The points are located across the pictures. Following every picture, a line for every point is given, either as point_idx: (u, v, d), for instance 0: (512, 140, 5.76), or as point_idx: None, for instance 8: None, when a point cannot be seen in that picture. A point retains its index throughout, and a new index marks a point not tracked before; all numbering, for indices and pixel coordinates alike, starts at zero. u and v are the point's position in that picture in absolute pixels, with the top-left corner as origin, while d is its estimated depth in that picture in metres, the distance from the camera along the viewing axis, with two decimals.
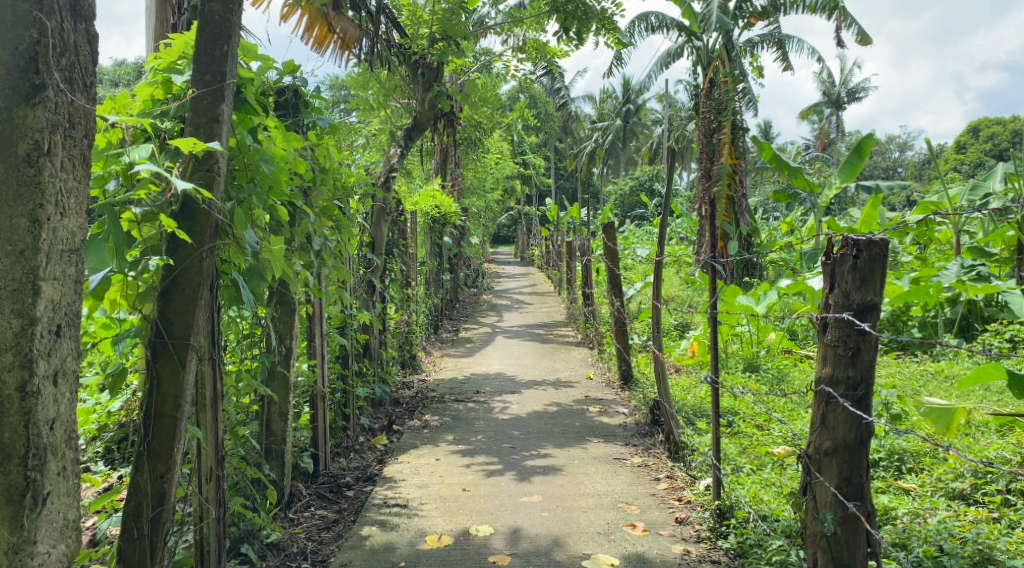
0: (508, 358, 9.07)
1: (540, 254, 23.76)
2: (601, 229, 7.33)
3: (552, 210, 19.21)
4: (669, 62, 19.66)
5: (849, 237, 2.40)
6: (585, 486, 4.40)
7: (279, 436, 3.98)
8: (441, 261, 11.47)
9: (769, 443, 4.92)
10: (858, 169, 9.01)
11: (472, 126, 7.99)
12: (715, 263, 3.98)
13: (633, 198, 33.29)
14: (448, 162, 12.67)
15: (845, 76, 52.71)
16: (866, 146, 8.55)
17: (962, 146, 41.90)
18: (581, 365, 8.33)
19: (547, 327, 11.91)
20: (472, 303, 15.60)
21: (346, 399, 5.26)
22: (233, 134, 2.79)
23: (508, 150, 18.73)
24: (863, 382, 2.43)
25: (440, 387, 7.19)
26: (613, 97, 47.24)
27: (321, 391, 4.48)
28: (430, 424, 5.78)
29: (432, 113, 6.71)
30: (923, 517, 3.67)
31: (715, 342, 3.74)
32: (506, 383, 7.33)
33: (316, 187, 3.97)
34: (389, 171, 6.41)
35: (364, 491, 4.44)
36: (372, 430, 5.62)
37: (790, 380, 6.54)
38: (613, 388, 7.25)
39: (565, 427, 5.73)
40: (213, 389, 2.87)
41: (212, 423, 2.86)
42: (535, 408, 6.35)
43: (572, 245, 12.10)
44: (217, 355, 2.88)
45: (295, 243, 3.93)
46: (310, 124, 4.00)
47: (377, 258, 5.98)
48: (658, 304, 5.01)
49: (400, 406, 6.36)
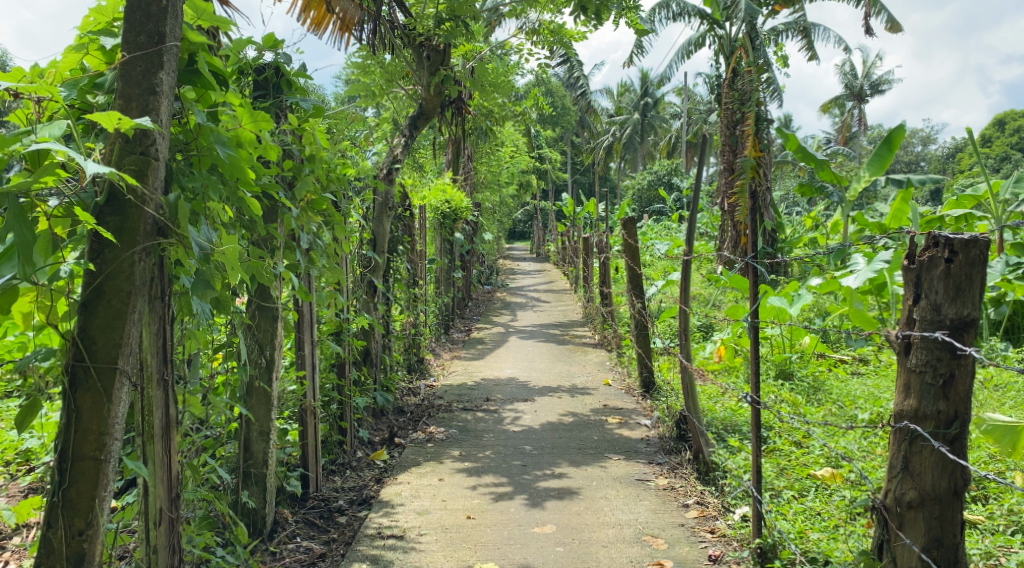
0: (522, 361, 8.60)
1: (556, 251, 23.22)
2: (621, 226, 6.81)
3: (568, 205, 18.70)
4: (690, 52, 19.09)
5: (941, 236, 1.91)
6: (606, 514, 3.92)
7: (259, 458, 3.56)
8: (452, 257, 11.00)
9: (810, 464, 4.43)
10: (888, 162, 7.98)
11: (483, 115, 7.49)
12: (756, 265, 3.47)
13: (651, 193, 32.59)
14: (460, 155, 12.20)
15: (867, 69, 51.72)
16: (898, 136, 7.60)
17: (988, 139, 40.84)
18: (599, 370, 7.84)
19: (563, 327, 11.43)
20: (485, 301, 15.15)
21: (342, 410, 4.82)
22: (182, 111, 2.33)
23: (523, 143, 18.24)
24: (958, 418, 1.95)
25: (447, 394, 6.73)
26: (631, 91, 46.54)
27: (312, 406, 4.06)
28: (434, 437, 5.32)
29: (439, 100, 6.24)
30: (998, 559, 3.15)
31: (757, 356, 3.24)
32: (518, 390, 6.86)
33: (301, 178, 3.50)
34: (393, 162, 5.95)
35: (358, 518, 3.99)
36: (372, 444, 5.18)
37: (828, 389, 6.02)
38: (633, 396, 6.75)
39: (582, 441, 5.25)
40: (165, 415, 2.43)
41: (163, 455, 2.43)
42: (550, 418, 5.88)
43: (589, 241, 11.60)
44: (170, 374, 2.44)
45: (276, 242, 3.47)
46: (293, 106, 3.53)
47: (378, 257, 5.51)
48: (685, 311, 4.48)
49: (404, 416, 5.91)
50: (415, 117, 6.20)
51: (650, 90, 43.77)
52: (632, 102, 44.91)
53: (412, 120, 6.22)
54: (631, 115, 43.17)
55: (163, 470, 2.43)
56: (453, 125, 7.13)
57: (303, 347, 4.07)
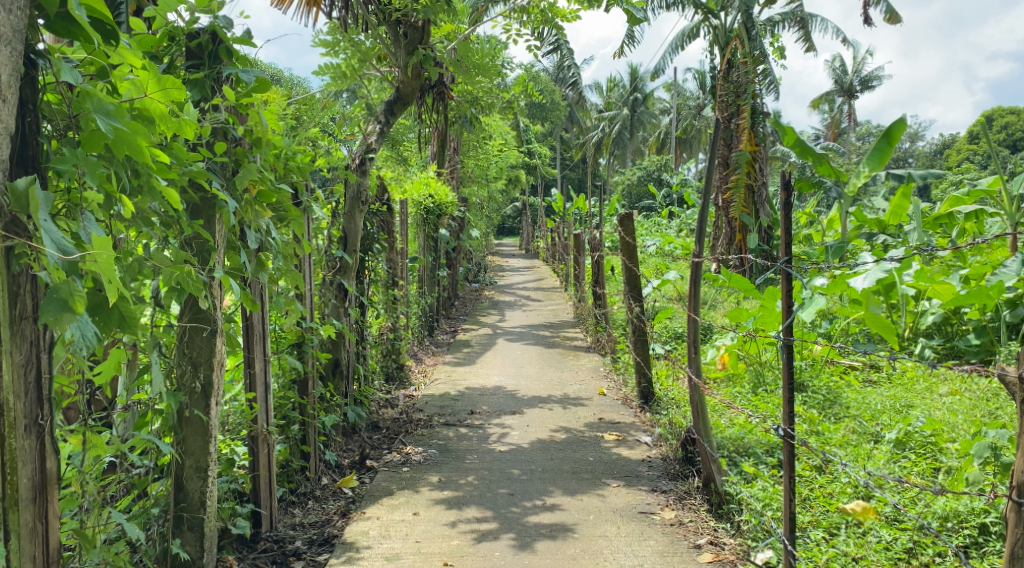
0: (510, 367, 8.02)
1: (546, 246, 22.62)
2: (617, 222, 6.23)
3: (558, 201, 18.13)
4: (683, 44, 18.51)
5: None
6: (606, 559, 3.37)
7: (195, 500, 2.99)
8: (436, 255, 10.40)
9: (837, 494, 3.89)
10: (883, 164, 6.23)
11: (467, 102, 6.89)
12: (789, 270, 2.89)
13: (642, 188, 31.91)
14: (446, 147, 11.59)
15: (857, 65, 51.41)
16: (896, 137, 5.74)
17: (974, 136, 40.60)
18: (593, 377, 7.28)
19: (553, 329, 10.84)
20: (472, 300, 14.56)
21: (305, 433, 4.25)
22: (51, 69, 1.73)
23: (512, 136, 17.62)
24: None
25: (428, 406, 6.15)
26: (621, 85, 45.96)
27: (263, 432, 3.51)
28: (411, 459, 4.75)
29: (417, 83, 5.64)
30: None
31: (791, 383, 2.70)
32: (506, 401, 6.29)
33: (244, 166, 2.90)
34: (367, 151, 5.35)
35: (317, 563, 3.43)
36: (340, 468, 4.60)
37: (845, 403, 5.49)
38: (631, 407, 6.20)
39: (576, 464, 4.69)
40: (39, 472, 1.86)
41: (34, 526, 1.85)
42: (540, 434, 5.32)
43: (580, 238, 11.02)
44: (48, 418, 1.87)
45: (213, 242, 2.90)
46: (234, 80, 2.92)
47: (349, 258, 4.92)
48: (696, 321, 3.92)
49: (379, 433, 5.33)
50: (391, 101, 5.60)
51: (640, 85, 43.25)
52: (623, 97, 44.35)
53: (387, 106, 5.62)
54: (621, 110, 42.64)
55: (35, 546, 1.85)
56: (434, 112, 6.53)
57: (252, 363, 3.51)
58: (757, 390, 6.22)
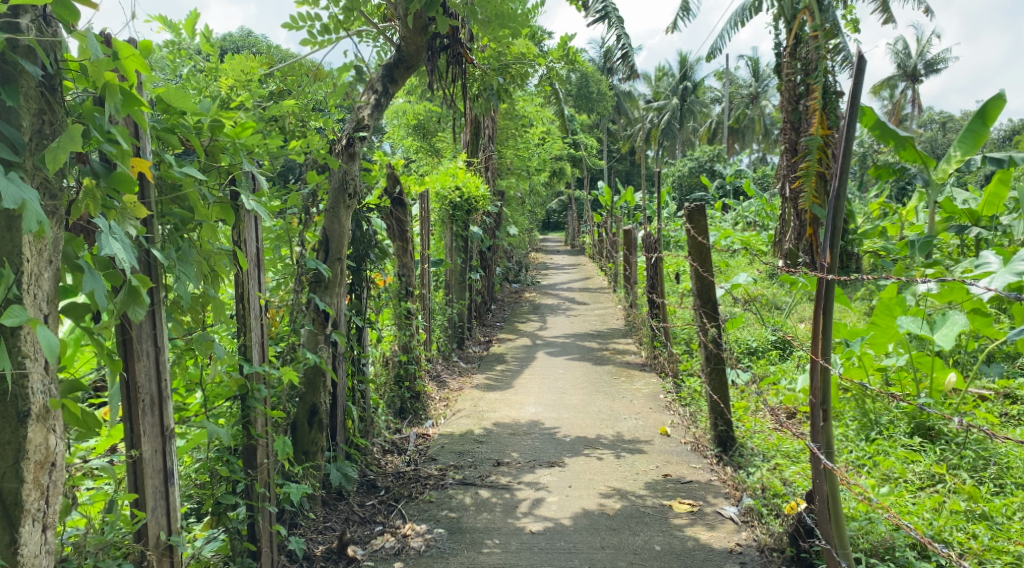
0: (549, 392, 6.67)
1: (592, 244, 21.08)
2: (685, 216, 4.82)
3: (605, 195, 16.60)
4: (743, 20, 16.77)
5: None
6: None
7: None
8: (467, 256, 9.08)
9: None
10: None
11: (494, 70, 5.50)
12: None
13: (692, 180, 29.94)
14: (478, 134, 10.27)
15: (921, 48, 48.51)
16: None
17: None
18: (651, 410, 5.91)
19: (601, 339, 9.47)
20: (510, 304, 13.23)
21: (252, 523, 3.02)
22: None
23: (556, 126, 16.18)
24: None
25: (445, 451, 4.87)
26: (670, 75, 44.50)
27: (153, 553, 2.29)
28: (408, 548, 3.48)
29: (424, 40, 4.37)
30: None
31: None
32: (542, 446, 4.97)
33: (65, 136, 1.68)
34: (355, 127, 4.06)
35: None
36: (309, 562, 3.36)
37: (1001, 464, 4.02)
38: (702, 456, 4.82)
39: (636, 559, 3.35)
40: None
41: None
42: (586, 502, 3.99)
43: (632, 236, 9.61)
44: None
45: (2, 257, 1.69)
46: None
47: (326, 271, 3.68)
48: (828, 370, 2.52)
49: (374, 497, 4.07)
50: (391, 65, 4.34)
51: (691, 72, 41.28)
52: (672, 86, 42.38)
53: (385, 71, 4.36)
54: (670, 98, 40.69)
55: None
56: (448, 84, 5.21)
57: (138, 444, 2.28)
58: (869, 434, 4.71)
